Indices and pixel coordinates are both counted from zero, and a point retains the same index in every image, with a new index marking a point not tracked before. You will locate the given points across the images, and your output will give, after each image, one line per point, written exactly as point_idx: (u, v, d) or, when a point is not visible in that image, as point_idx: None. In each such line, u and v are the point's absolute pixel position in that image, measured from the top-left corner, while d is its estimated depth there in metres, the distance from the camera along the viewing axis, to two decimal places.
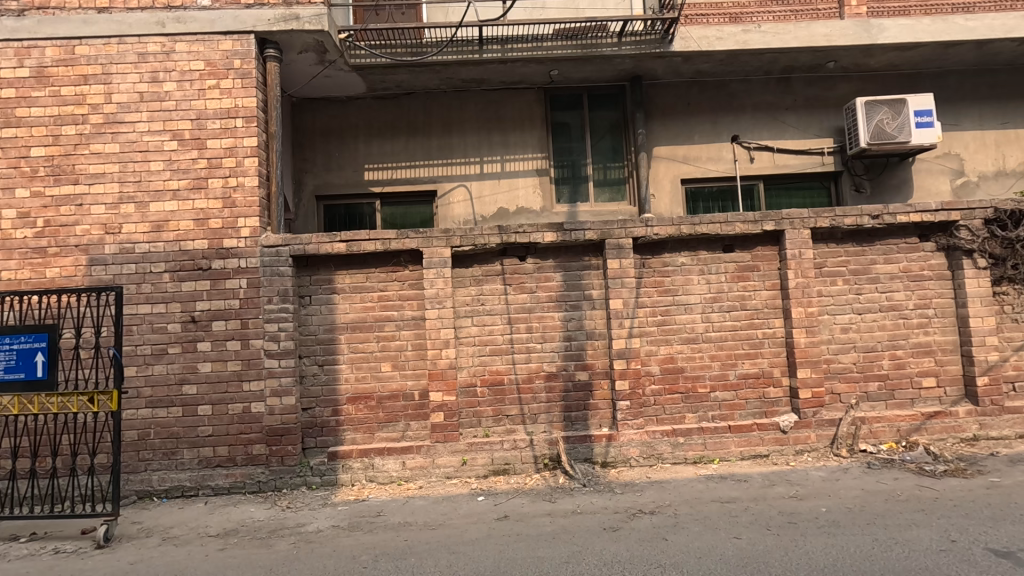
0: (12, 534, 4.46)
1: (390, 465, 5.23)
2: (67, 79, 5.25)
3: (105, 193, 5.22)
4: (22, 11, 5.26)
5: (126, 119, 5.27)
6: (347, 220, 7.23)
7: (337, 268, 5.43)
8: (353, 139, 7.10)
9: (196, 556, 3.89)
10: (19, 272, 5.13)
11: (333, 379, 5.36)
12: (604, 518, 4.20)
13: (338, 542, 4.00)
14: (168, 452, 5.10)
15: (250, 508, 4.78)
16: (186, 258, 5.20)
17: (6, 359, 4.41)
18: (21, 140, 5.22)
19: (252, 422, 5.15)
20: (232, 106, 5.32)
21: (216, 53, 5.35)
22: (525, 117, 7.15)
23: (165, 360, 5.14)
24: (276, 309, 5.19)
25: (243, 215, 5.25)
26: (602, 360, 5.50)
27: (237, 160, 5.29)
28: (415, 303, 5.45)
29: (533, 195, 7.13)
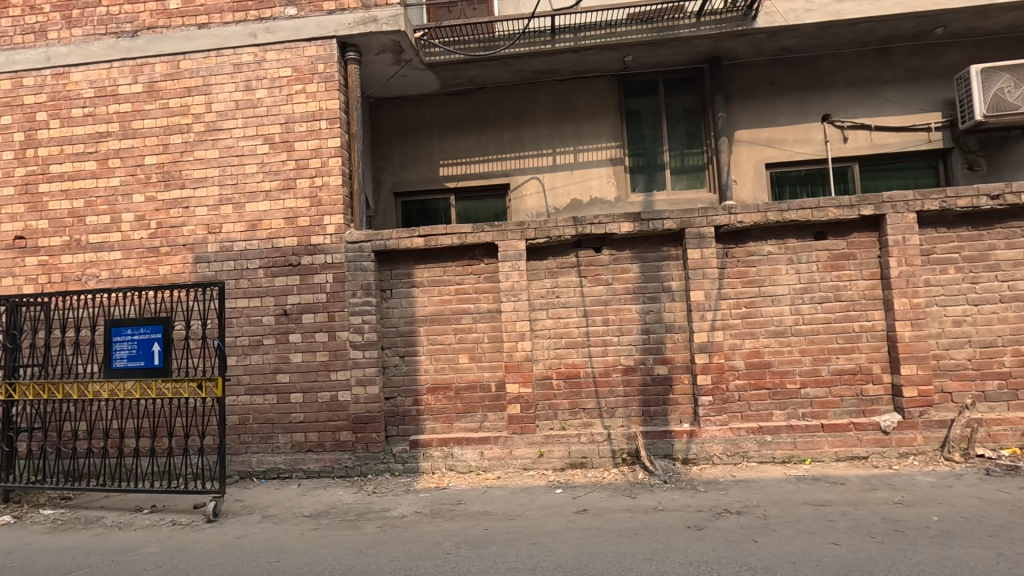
0: (136, 505, 4.97)
1: (469, 455, 5.33)
2: (173, 92, 5.72)
3: (208, 196, 5.64)
4: (135, 31, 5.77)
5: (224, 126, 5.66)
6: (423, 215, 7.41)
7: (416, 263, 5.58)
8: (427, 136, 7.26)
9: (292, 534, 4.15)
10: (137, 270, 5.66)
11: (413, 370, 5.53)
12: (687, 516, 4.07)
13: (421, 528, 4.13)
14: (264, 436, 5.46)
15: (339, 491, 5.04)
16: (278, 255, 5.53)
17: (129, 348, 4.89)
18: (137, 149, 5.74)
19: (339, 410, 5.41)
20: (317, 109, 5.58)
21: (302, 59, 5.62)
22: (597, 106, 7.02)
23: (261, 350, 5.50)
24: (360, 302, 5.42)
25: (329, 213, 5.51)
26: (682, 353, 5.33)
27: (322, 161, 5.55)
28: (491, 296, 5.51)
29: (607, 185, 7.00)
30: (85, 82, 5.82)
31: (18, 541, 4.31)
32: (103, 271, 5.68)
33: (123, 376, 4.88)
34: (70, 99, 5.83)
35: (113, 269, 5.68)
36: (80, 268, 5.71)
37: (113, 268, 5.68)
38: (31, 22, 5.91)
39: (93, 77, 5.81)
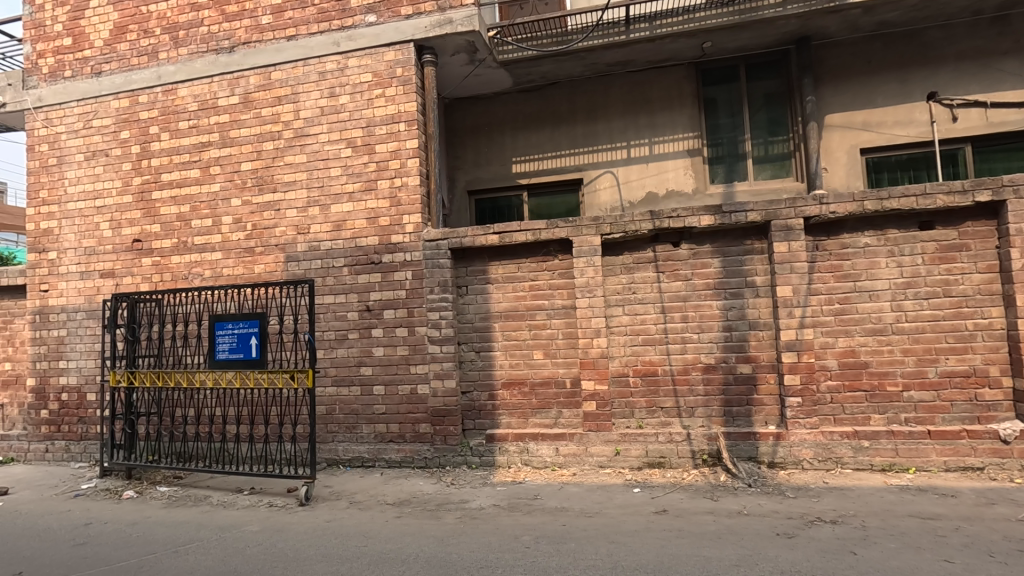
0: (237, 487, 5.37)
1: (545, 451, 5.35)
2: (266, 102, 6.11)
3: (297, 199, 5.98)
4: (232, 47, 6.22)
5: (311, 132, 5.98)
6: (496, 213, 7.50)
7: (491, 259, 5.65)
8: (500, 133, 7.34)
9: (378, 521, 4.34)
10: (235, 269, 6.10)
11: (488, 365, 5.61)
12: (777, 523, 3.87)
13: (500, 520, 4.20)
14: (349, 426, 5.74)
15: (420, 481, 5.21)
16: (362, 253, 5.78)
17: (231, 341, 5.29)
18: (234, 157, 6.18)
19: (419, 403, 5.59)
20: (396, 112, 5.77)
21: (382, 64, 5.83)
22: (674, 95, 6.80)
23: (346, 344, 5.78)
24: (437, 298, 5.56)
25: (408, 212, 5.69)
26: (768, 352, 5.07)
27: (401, 162, 5.74)
28: (566, 293, 5.48)
29: (684, 177, 6.77)
30: (190, 97, 6.34)
31: (141, 514, 4.79)
32: (206, 270, 6.18)
33: (225, 367, 5.29)
34: (178, 112, 6.37)
35: (215, 268, 6.16)
36: (187, 268, 6.24)
37: (215, 267, 6.16)
38: (145, 44, 6.52)
39: (196, 92, 6.32)
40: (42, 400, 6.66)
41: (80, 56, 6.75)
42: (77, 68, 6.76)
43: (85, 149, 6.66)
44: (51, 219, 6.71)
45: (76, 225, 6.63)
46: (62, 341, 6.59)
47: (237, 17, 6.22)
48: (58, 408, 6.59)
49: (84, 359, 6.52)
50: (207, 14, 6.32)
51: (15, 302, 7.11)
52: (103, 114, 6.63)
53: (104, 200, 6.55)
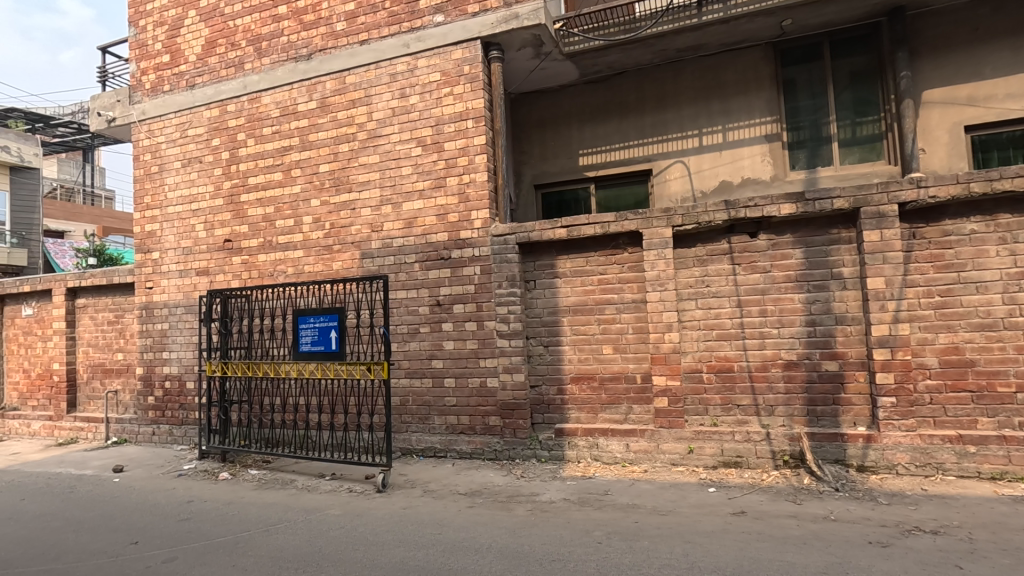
0: (320, 472, 5.68)
1: (614, 446, 5.27)
2: (341, 106, 6.38)
3: (371, 198, 6.22)
4: (310, 54, 6.53)
5: (383, 133, 6.18)
6: (563, 206, 7.47)
7: (559, 254, 5.64)
8: (566, 126, 7.30)
9: (451, 509, 4.45)
10: (315, 266, 6.43)
11: (557, 360, 5.61)
12: (869, 531, 3.63)
13: (570, 515, 4.19)
14: (422, 417, 5.92)
15: (490, 473, 5.29)
16: (432, 249, 5.92)
17: (313, 334, 5.60)
18: (313, 159, 6.50)
19: (488, 396, 5.67)
20: (464, 109, 5.85)
21: (450, 63, 5.93)
22: (750, 78, 6.49)
23: (418, 338, 5.96)
24: (505, 293, 5.61)
25: (476, 208, 5.76)
26: (856, 348, 4.76)
27: (469, 158, 5.81)
28: (636, 286, 5.37)
29: (761, 164, 6.45)
30: (273, 104, 6.73)
31: (235, 494, 5.18)
32: (290, 267, 6.55)
33: (308, 359, 5.61)
34: (262, 119, 6.78)
35: (297, 265, 6.52)
36: (272, 265, 6.64)
37: (297, 265, 6.52)
38: (232, 57, 6.98)
39: (278, 99, 6.70)
40: (149, 388, 7.32)
41: (177, 71, 7.33)
42: (174, 82, 7.35)
43: (182, 156, 7.22)
44: (154, 222, 7.34)
45: (175, 227, 7.22)
46: (165, 334, 7.20)
47: (314, 25, 6.54)
48: (163, 395, 7.22)
49: (184, 350, 7.10)
50: (287, 25, 6.68)
51: (126, 298, 7.85)
52: (197, 124, 7.16)
53: (199, 203, 7.08)
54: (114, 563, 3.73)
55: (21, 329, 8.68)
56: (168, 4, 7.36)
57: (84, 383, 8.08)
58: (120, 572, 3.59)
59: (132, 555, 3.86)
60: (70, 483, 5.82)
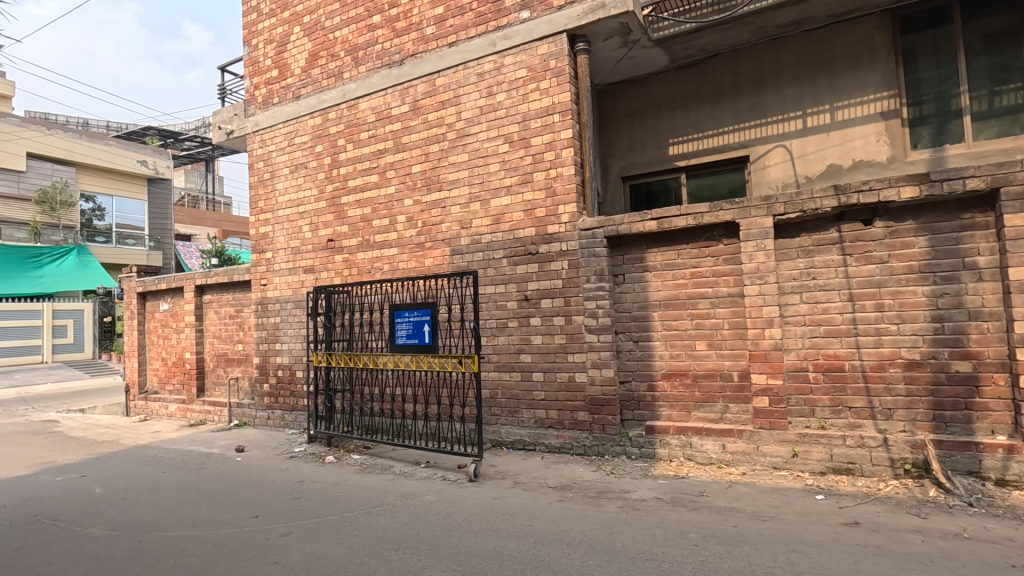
0: (415, 459, 5.96)
1: (709, 446, 5.07)
2: (431, 108, 6.60)
3: (460, 196, 6.39)
4: (402, 60, 6.82)
5: (472, 132, 6.32)
6: (651, 198, 7.28)
7: (649, 246, 5.49)
8: (655, 115, 7.09)
9: (542, 502, 4.50)
10: (409, 263, 6.71)
11: (648, 355, 5.47)
12: (1012, 553, 3.21)
13: (663, 514, 4.09)
14: (511, 410, 6.02)
15: (579, 468, 5.28)
16: (519, 244, 5.98)
17: (408, 328, 5.90)
18: (406, 161, 6.79)
19: (577, 391, 5.64)
20: (550, 104, 5.83)
21: (536, 58, 5.93)
22: (863, 51, 5.92)
23: (506, 332, 6.05)
24: (594, 287, 5.55)
25: (563, 202, 5.74)
26: (995, 348, 4.21)
27: (556, 153, 5.79)
28: (732, 280, 5.12)
29: (875, 145, 5.89)
30: (369, 109, 7.10)
31: (340, 476, 5.56)
32: (386, 264, 6.89)
33: (403, 351, 5.93)
34: (360, 125, 7.18)
35: (393, 262, 6.84)
36: (370, 263, 7.02)
37: (392, 262, 6.84)
38: (332, 67, 7.44)
39: (374, 104, 7.05)
40: (264, 375, 8.01)
41: (285, 84, 7.93)
42: (282, 94, 7.96)
43: (289, 163, 7.82)
44: (267, 225, 8.02)
45: (285, 228, 7.84)
46: (277, 327, 7.85)
47: (405, 31, 6.81)
48: (276, 382, 7.87)
49: (294, 342, 7.70)
50: (381, 33, 7.01)
51: (243, 294, 8.64)
52: (302, 132, 7.72)
53: (305, 206, 7.64)
54: (240, 534, 4.13)
55: (160, 322, 9.83)
56: (276, 22, 7.99)
57: (210, 370, 9.00)
58: (244, 541, 3.98)
59: (254, 527, 4.26)
60: (201, 460, 6.53)
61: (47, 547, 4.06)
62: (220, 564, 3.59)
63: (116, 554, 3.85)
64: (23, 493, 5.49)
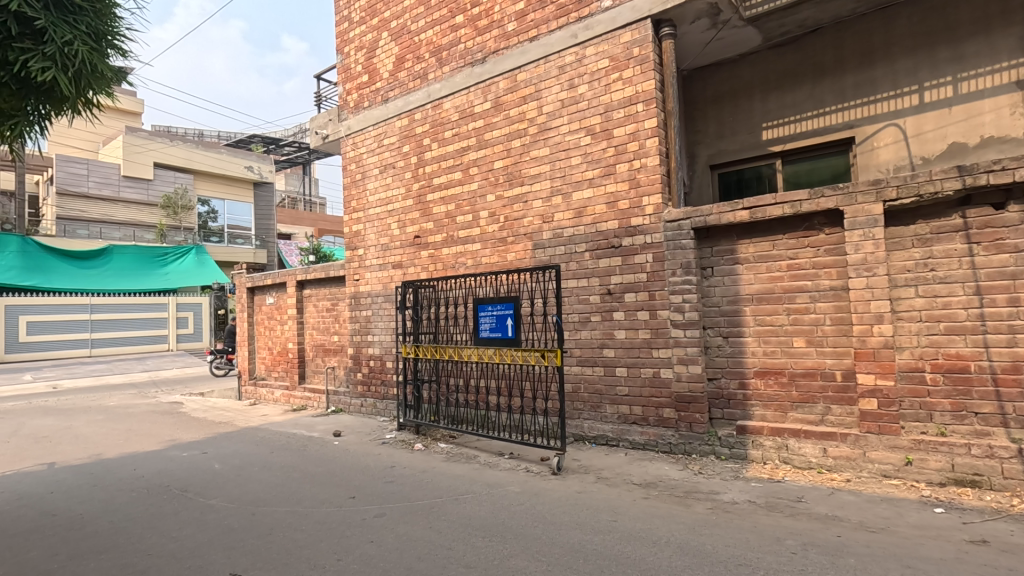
0: (499, 450, 6.07)
1: (808, 449, 4.76)
2: (513, 103, 6.66)
3: (542, 190, 6.40)
4: (484, 57, 6.93)
5: (553, 125, 6.31)
6: (742, 186, 6.92)
7: (740, 237, 5.23)
8: (747, 99, 6.73)
9: (626, 499, 4.44)
10: (492, 257, 6.84)
11: (739, 352, 5.22)
12: None
13: (757, 519, 3.89)
14: (594, 405, 5.97)
15: (665, 466, 5.14)
16: (602, 237, 5.90)
17: (492, 321, 6.05)
18: (488, 157, 6.90)
19: (662, 387, 5.49)
20: (634, 93, 5.69)
21: (618, 47, 5.80)
22: (994, 13, 5.26)
23: (589, 326, 6.01)
24: (680, 281, 5.37)
25: (647, 193, 5.59)
26: None
27: (640, 143, 5.65)
28: (834, 272, 4.76)
29: (1009, 118, 5.21)
30: (453, 108, 7.29)
31: (428, 463, 5.79)
32: (469, 259, 7.06)
33: (487, 344, 6.09)
34: (444, 124, 7.39)
35: (476, 257, 7.00)
36: (455, 258, 7.23)
37: (475, 257, 7.00)
38: (418, 69, 7.71)
39: (457, 103, 7.22)
40: (358, 365, 8.49)
41: (374, 88, 8.32)
42: (372, 98, 8.36)
43: (379, 164, 8.21)
44: (359, 223, 8.47)
45: (375, 226, 8.24)
46: (369, 319, 8.29)
47: (487, 29, 6.91)
48: (368, 371, 8.33)
49: (384, 334, 8.10)
50: (463, 32, 7.16)
51: (338, 288, 9.19)
52: (390, 134, 8.07)
53: (394, 205, 7.99)
54: (339, 512, 4.43)
55: (266, 314, 10.69)
56: (366, 29, 8.41)
57: (310, 359, 9.68)
58: (343, 520, 4.25)
59: (351, 507, 4.55)
60: (303, 443, 7.05)
61: (178, 514, 4.56)
62: (323, 539, 3.87)
63: (233, 525, 4.25)
64: (157, 465, 6.20)
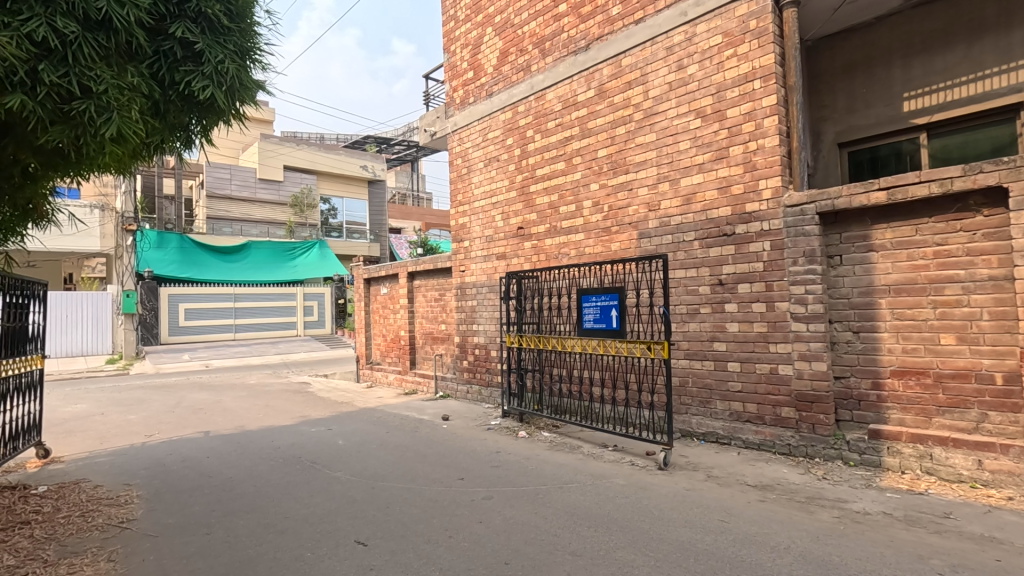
0: (603, 442, 6.04)
1: (958, 460, 4.22)
2: (617, 89, 6.51)
3: (648, 177, 6.21)
4: (588, 45, 6.84)
5: (659, 109, 6.09)
6: (877, 164, 6.24)
7: (875, 222, 4.72)
8: (885, 67, 6.04)
9: (740, 500, 4.21)
10: (595, 247, 6.77)
11: (872, 349, 4.73)
12: None
13: (894, 532, 3.53)
14: (703, 400, 5.72)
15: (784, 469, 4.80)
16: (713, 225, 5.61)
17: (596, 312, 6.03)
18: (592, 146, 6.82)
19: (780, 384, 5.12)
20: (750, 69, 5.32)
21: (733, 21, 5.45)
22: None
23: (698, 318, 5.75)
24: (802, 270, 4.96)
25: (764, 176, 5.22)
26: None
27: (756, 123, 5.27)
28: (994, 259, 4.15)
29: None
30: (556, 98, 7.27)
31: (533, 451, 5.90)
32: (573, 249, 7.04)
33: (591, 335, 6.07)
34: (547, 114, 7.40)
35: (579, 247, 6.97)
36: (558, 248, 7.24)
37: (579, 247, 6.97)
38: (521, 62, 7.78)
39: (561, 93, 7.19)
40: (464, 353, 8.82)
41: (479, 83, 8.53)
42: (477, 93, 8.58)
43: (484, 157, 8.42)
44: (464, 216, 8.75)
45: (480, 219, 8.49)
46: (474, 309, 8.56)
47: (591, 15, 6.80)
48: (474, 359, 8.63)
49: (488, 323, 8.33)
50: (566, 21, 7.11)
51: (445, 279, 9.59)
52: (495, 127, 8.24)
53: (498, 197, 8.16)
54: (450, 492, 4.66)
55: (380, 303, 11.42)
56: (471, 26, 8.63)
57: (420, 346, 10.22)
58: (453, 499, 4.46)
59: (461, 487, 4.76)
60: (415, 425, 7.48)
61: (309, 483, 5.05)
62: (435, 515, 4.09)
63: (356, 496, 4.61)
64: (290, 438, 6.90)
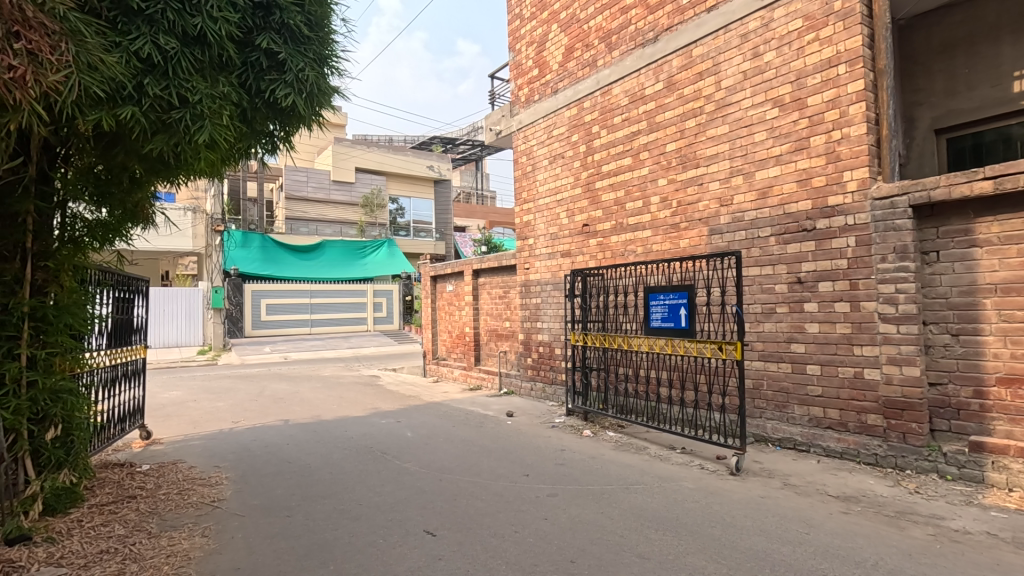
0: (670, 444, 5.89)
1: None
2: (687, 81, 6.30)
3: (720, 170, 5.97)
4: (657, 36, 6.66)
5: (733, 100, 5.84)
6: (981, 152, 5.70)
7: (978, 215, 4.32)
8: (991, 44, 5.50)
9: (821, 510, 3.98)
10: (663, 244, 6.60)
11: (973, 354, 4.33)
12: None
13: (1000, 555, 3.22)
14: (779, 404, 5.44)
15: (870, 480, 4.49)
16: (792, 220, 5.32)
17: (664, 311, 5.87)
18: (660, 140, 6.64)
19: (866, 389, 4.80)
20: (834, 54, 5.00)
21: (815, 4, 5.15)
22: None
23: (774, 318, 5.47)
24: (892, 267, 4.61)
25: (849, 168, 4.90)
26: None
27: (840, 111, 4.95)
28: None
29: None
30: (622, 93, 7.14)
31: (598, 450, 5.83)
32: (639, 246, 6.90)
33: (658, 334, 5.93)
34: (613, 109, 7.28)
35: (646, 244, 6.82)
36: (624, 245, 7.12)
37: (646, 244, 6.82)
38: (587, 57, 7.70)
39: (628, 86, 7.06)
40: (528, 350, 8.86)
41: (544, 81, 8.52)
42: (542, 91, 8.57)
43: (549, 155, 8.40)
44: (529, 214, 8.76)
45: (544, 216, 8.48)
46: (539, 307, 8.57)
47: (660, 6, 6.62)
48: (538, 356, 8.65)
49: (552, 321, 8.31)
50: (634, 13, 6.96)
51: (509, 277, 9.66)
52: (560, 124, 8.20)
53: (563, 194, 8.12)
54: (515, 487, 4.70)
55: (446, 300, 11.66)
56: (536, 24, 8.62)
57: (485, 343, 10.36)
58: (519, 495, 4.49)
59: (526, 483, 4.79)
60: (480, 420, 7.59)
61: (380, 472, 5.24)
62: (501, 510, 4.14)
63: (424, 487, 4.75)
64: (362, 429, 7.19)
